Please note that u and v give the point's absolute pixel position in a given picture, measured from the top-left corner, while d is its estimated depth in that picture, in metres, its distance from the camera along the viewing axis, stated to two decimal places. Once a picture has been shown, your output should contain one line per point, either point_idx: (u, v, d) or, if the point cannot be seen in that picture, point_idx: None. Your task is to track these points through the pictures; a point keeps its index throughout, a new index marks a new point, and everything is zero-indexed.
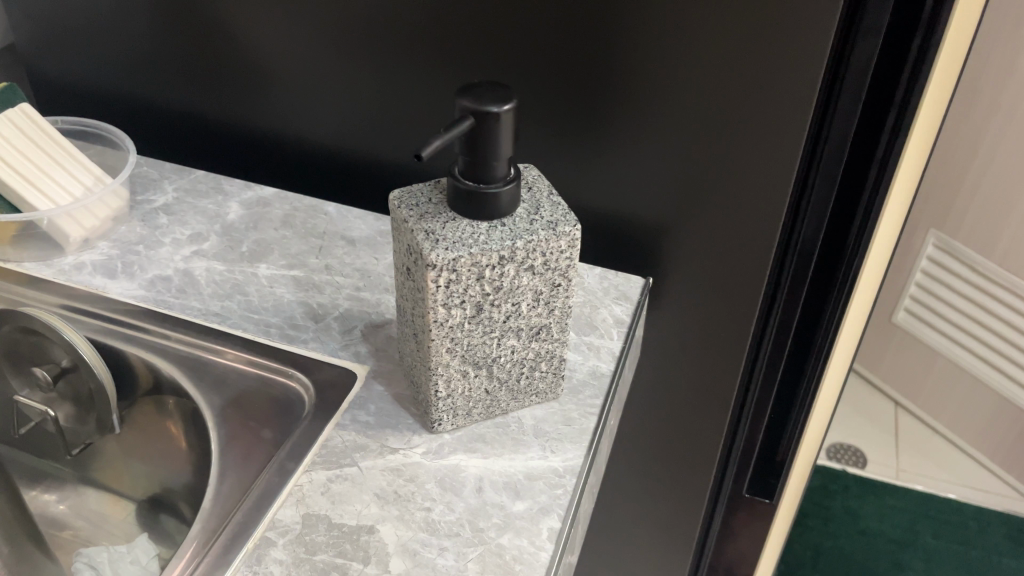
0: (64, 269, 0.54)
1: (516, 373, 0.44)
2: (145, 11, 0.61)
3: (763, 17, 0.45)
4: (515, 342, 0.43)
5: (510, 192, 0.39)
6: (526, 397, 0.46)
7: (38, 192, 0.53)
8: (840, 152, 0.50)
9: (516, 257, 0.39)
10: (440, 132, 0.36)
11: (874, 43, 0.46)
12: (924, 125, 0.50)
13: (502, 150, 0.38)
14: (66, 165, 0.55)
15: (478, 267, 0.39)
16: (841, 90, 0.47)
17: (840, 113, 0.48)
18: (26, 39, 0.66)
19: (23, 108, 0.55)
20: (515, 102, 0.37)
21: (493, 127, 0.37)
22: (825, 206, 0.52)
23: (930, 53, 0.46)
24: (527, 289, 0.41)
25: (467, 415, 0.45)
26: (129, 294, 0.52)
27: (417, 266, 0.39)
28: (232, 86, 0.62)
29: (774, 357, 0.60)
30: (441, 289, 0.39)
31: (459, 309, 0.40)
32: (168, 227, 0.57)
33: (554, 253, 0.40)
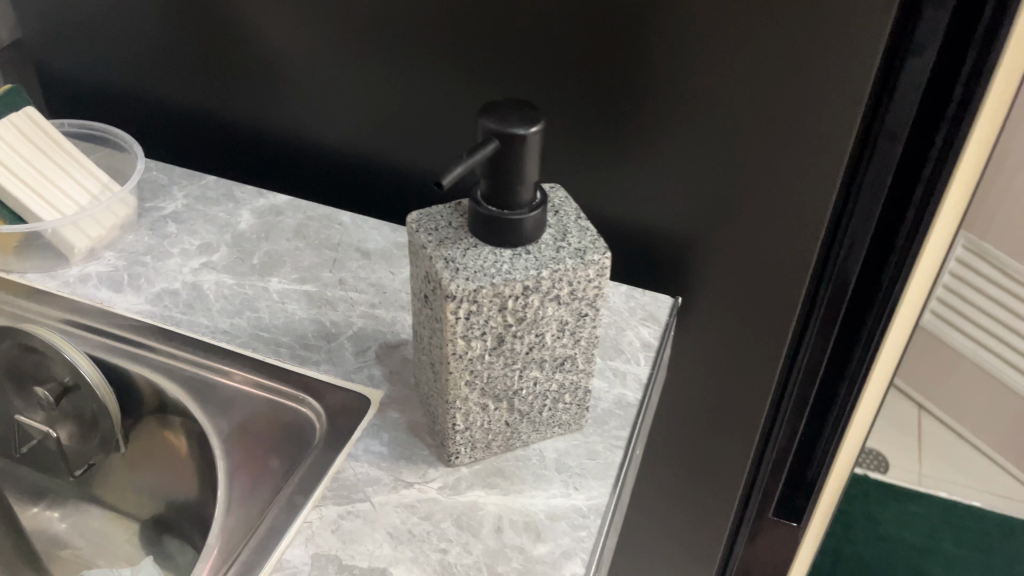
0: (69, 280, 0.52)
1: (538, 404, 0.42)
2: (154, 7, 0.58)
3: (810, 28, 0.42)
4: (539, 373, 0.40)
5: (534, 220, 0.37)
6: (548, 429, 0.43)
7: (42, 201, 0.51)
8: (884, 170, 0.47)
9: (541, 287, 0.36)
10: (461, 158, 0.33)
11: (927, 56, 0.43)
12: (976, 142, 0.47)
13: (527, 174, 0.35)
14: (72, 172, 0.53)
15: (501, 298, 0.36)
16: (888, 105, 0.45)
17: (887, 129, 0.45)
18: (32, 35, 0.64)
19: (28, 113, 0.53)
20: (542, 123, 0.35)
21: (519, 150, 0.34)
22: (867, 226, 0.49)
23: (986, 67, 0.42)
24: (553, 319, 0.38)
25: (485, 448, 0.42)
26: (136, 308, 0.50)
27: (435, 295, 0.37)
28: (246, 87, 0.59)
29: (807, 378, 0.58)
30: (461, 321, 0.36)
31: (480, 340, 0.37)
32: (177, 236, 0.55)
33: (581, 282, 0.37)
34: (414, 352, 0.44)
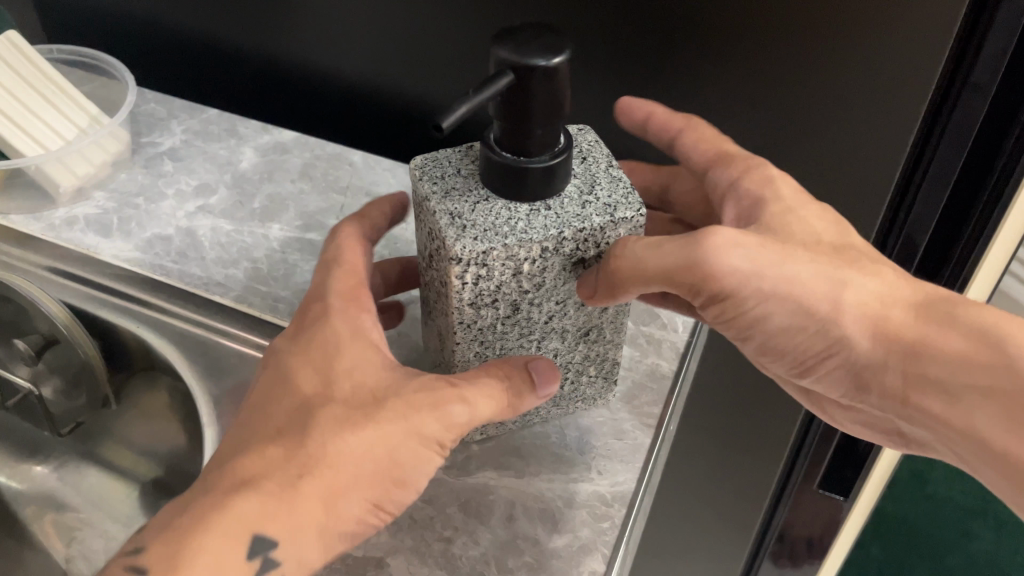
0: (55, 223, 0.47)
1: (560, 379, 0.37)
2: None
3: None
4: (559, 345, 0.35)
5: (556, 169, 0.31)
6: (570, 404, 0.39)
7: (26, 135, 0.47)
8: (964, 131, 0.40)
9: (562, 249, 0.31)
10: (467, 95, 0.27)
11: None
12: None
13: (550, 116, 0.30)
14: (58, 104, 0.49)
15: (515, 261, 0.31)
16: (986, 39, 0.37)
17: (980, 69, 0.37)
18: None
19: (9, 38, 0.48)
20: (568, 53, 0.29)
21: (538, 86, 0.28)
22: (946, 182, 0.42)
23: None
24: (577, 285, 0.33)
25: (498, 425, 0.38)
26: (123, 257, 0.45)
27: (439, 256, 0.32)
28: (246, 12, 0.53)
29: None
30: (469, 287, 0.31)
31: (490, 308, 0.32)
32: (173, 176, 0.51)
33: (610, 243, 0.32)
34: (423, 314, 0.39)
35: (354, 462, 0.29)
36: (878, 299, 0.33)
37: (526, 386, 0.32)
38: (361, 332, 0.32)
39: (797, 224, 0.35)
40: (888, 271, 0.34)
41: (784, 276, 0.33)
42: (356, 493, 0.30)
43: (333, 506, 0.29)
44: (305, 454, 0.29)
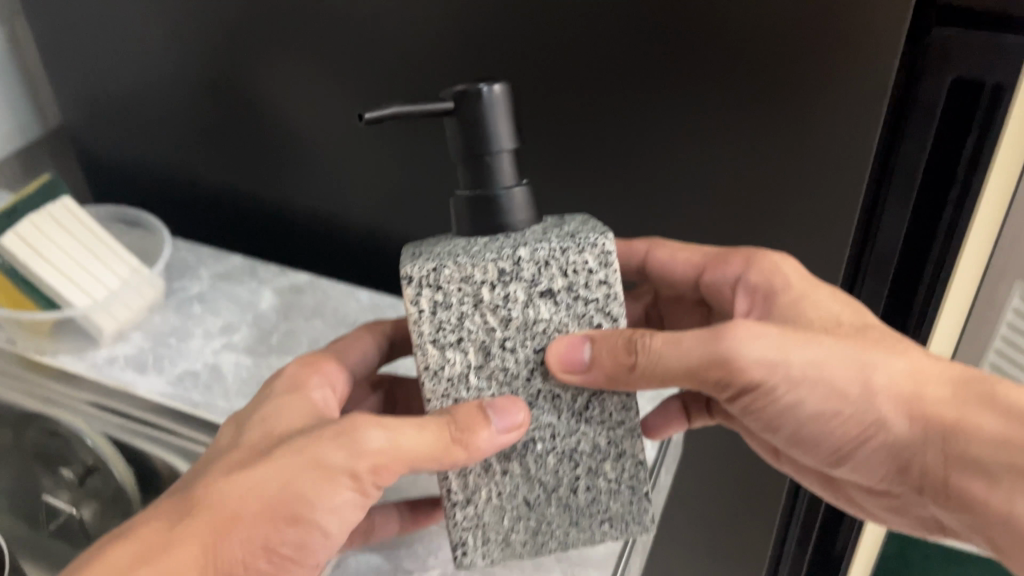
0: (98, 362, 0.54)
1: (566, 474, 0.36)
2: (181, 90, 0.63)
3: (798, 118, 0.43)
4: (554, 419, 0.36)
5: (508, 197, 0.35)
6: (585, 525, 0.36)
7: (75, 286, 0.54)
8: (903, 214, 0.45)
9: (520, 275, 0.33)
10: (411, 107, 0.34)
11: (929, 119, 0.42)
12: (997, 186, 0.45)
13: (496, 145, 0.34)
14: (104, 257, 0.56)
15: (471, 284, 0.33)
16: (894, 166, 0.44)
17: (901, 173, 0.44)
18: (74, 117, 0.69)
19: (66, 203, 0.56)
20: (507, 86, 0.34)
21: (479, 110, 0.33)
22: (886, 273, 0.48)
23: (996, 114, 0.41)
24: (550, 323, 0.34)
25: (504, 543, 0.36)
26: (157, 391, 0.52)
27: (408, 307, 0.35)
28: (267, 172, 0.64)
29: None
30: (427, 316, 0.33)
31: (458, 354, 0.34)
32: (201, 316, 0.57)
33: (572, 268, 0.34)
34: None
35: (243, 491, 0.33)
36: (912, 379, 0.37)
37: (477, 421, 0.32)
38: (298, 387, 0.39)
39: (810, 306, 0.40)
40: (913, 355, 0.37)
41: (809, 361, 0.37)
42: (249, 532, 0.32)
43: (214, 544, 0.32)
44: (196, 498, 0.33)
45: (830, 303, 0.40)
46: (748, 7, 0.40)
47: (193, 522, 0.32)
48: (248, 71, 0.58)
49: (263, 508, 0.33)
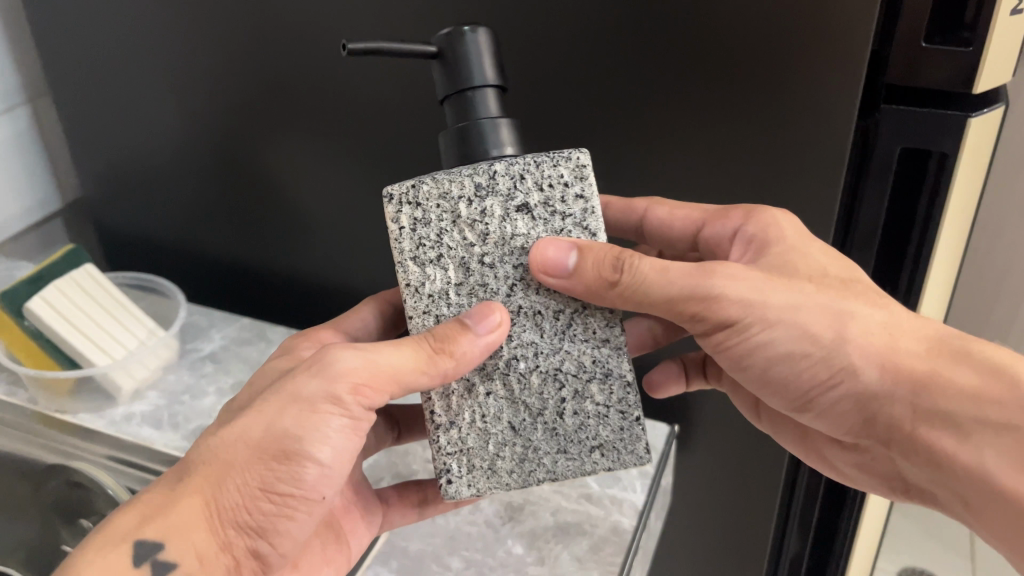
0: (116, 419, 0.57)
1: (550, 397, 0.38)
2: (195, 167, 0.67)
3: (769, 182, 0.47)
4: (536, 337, 0.38)
5: (493, 126, 0.36)
6: (576, 444, 0.38)
7: (96, 347, 0.57)
8: (867, 261, 0.50)
9: (497, 189, 0.36)
10: (400, 47, 0.37)
11: (885, 177, 0.46)
12: (949, 243, 0.49)
13: (479, 77, 0.36)
14: (122, 321, 0.59)
15: (448, 202, 0.37)
16: (857, 224, 0.49)
17: (862, 226, 0.48)
18: (94, 194, 0.74)
19: (88, 269, 0.60)
20: (490, 32, 0.37)
21: (462, 48, 0.36)
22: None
23: (944, 177, 0.45)
24: (528, 239, 0.37)
25: (490, 471, 0.38)
26: (171, 444, 0.54)
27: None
28: (276, 240, 0.68)
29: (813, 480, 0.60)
30: (408, 233, 0.37)
31: (437, 270, 0.37)
32: (213, 375, 0.61)
33: (546, 184, 0.37)
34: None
35: (228, 441, 0.36)
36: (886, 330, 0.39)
37: (454, 329, 0.35)
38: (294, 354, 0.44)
39: (802, 259, 0.40)
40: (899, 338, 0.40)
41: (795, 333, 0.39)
42: (242, 478, 0.36)
43: (212, 495, 0.36)
44: (189, 462, 0.37)
45: (820, 256, 0.41)
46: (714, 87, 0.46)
47: (191, 481, 0.36)
48: (260, 149, 0.63)
49: (251, 451, 0.36)
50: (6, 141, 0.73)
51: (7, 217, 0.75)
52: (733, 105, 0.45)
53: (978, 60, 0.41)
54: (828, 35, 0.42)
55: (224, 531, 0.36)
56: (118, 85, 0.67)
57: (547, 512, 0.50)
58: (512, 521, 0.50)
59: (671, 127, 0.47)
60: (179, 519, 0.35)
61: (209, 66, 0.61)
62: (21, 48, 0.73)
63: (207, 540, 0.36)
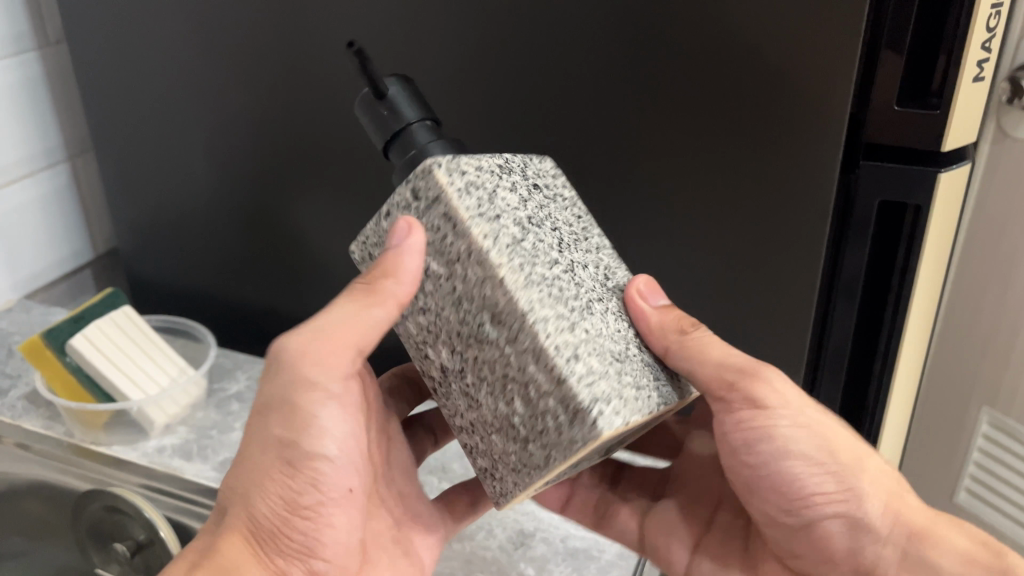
0: (148, 451, 0.60)
1: (621, 334, 0.38)
2: (226, 220, 0.72)
3: (759, 229, 0.52)
4: (594, 287, 0.38)
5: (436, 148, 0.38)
6: (655, 378, 0.38)
7: (131, 383, 0.61)
8: (850, 309, 0.53)
9: (513, 169, 0.38)
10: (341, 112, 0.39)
11: (866, 230, 0.51)
12: (925, 289, 0.53)
13: (411, 115, 0.38)
14: (155, 359, 0.63)
15: (485, 169, 0.37)
16: (840, 275, 0.53)
17: (845, 276, 0.52)
18: (127, 244, 0.79)
19: (126, 310, 0.64)
20: (410, 81, 0.40)
21: (387, 92, 0.39)
22: (840, 362, 0.55)
23: (918, 227, 0.50)
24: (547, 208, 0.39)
25: (625, 399, 0.35)
26: (203, 475, 0.58)
27: (441, 212, 0.36)
28: (299, 288, 0.72)
29: None
30: (465, 193, 0.36)
31: (507, 223, 0.36)
32: (238, 412, 0.64)
33: (542, 174, 0.40)
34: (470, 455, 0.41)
35: (245, 471, 0.42)
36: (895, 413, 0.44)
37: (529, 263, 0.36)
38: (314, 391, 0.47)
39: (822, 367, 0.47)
40: None
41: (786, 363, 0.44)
42: (265, 505, 0.41)
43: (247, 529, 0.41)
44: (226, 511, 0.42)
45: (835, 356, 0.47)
46: (709, 143, 0.51)
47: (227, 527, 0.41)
48: (289, 202, 0.68)
49: (263, 471, 0.41)
50: (48, 196, 0.78)
51: (45, 266, 0.80)
52: (729, 160, 0.50)
53: (945, 121, 0.46)
54: (811, 98, 0.47)
55: (271, 560, 0.42)
56: (156, 144, 0.72)
57: (556, 539, 0.54)
58: (522, 547, 0.53)
59: (674, 181, 0.53)
60: (223, 561, 0.41)
61: (245, 124, 0.67)
62: (67, 110, 0.78)
63: (257, 568, 0.41)
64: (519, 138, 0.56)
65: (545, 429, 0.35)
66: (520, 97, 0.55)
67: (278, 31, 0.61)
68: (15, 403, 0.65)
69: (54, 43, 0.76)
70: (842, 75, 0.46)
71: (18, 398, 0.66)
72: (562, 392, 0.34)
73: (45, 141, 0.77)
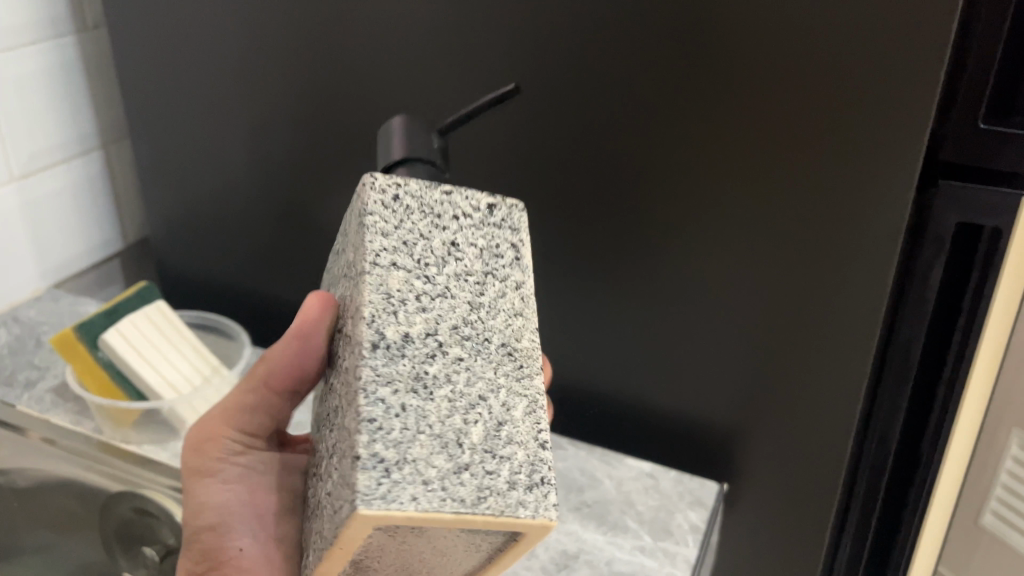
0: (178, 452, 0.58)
1: None
2: (263, 214, 0.70)
3: (825, 249, 0.50)
4: None
5: (403, 140, 0.39)
6: None
7: (163, 380, 0.59)
8: (917, 331, 0.51)
9: None
10: (381, 140, 0.41)
11: (939, 252, 0.48)
12: (998, 319, 0.50)
13: (422, 147, 0.39)
14: (187, 356, 0.61)
15: None
16: (909, 293, 0.50)
17: (916, 295, 0.50)
18: (160, 236, 0.78)
19: (159, 306, 0.62)
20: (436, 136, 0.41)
21: (415, 127, 0.40)
22: (904, 387, 0.53)
23: (998, 252, 0.47)
24: None
25: None
26: None
27: (510, 243, 0.36)
28: None
29: (855, 553, 0.59)
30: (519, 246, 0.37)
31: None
32: None
33: None
34: (363, 416, 0.29)
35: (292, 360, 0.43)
36: None
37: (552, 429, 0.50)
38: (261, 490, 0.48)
39: None
40: None
41: None
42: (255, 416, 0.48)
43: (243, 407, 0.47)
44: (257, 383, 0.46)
45: None
46: (779, 151, 0.49)
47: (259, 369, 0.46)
48: (324, 198, 0.66)
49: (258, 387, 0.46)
50: (81, 183, 0.76)
51: (76, 254, 0.79)
52: (798, 172, 0.49)
53: None
54: (890, 112, 0.45)
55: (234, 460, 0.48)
56: (195, 135, 0.70)
57: (601, 562, 0.55)
58: (565, 569, 0.54)
59: (736, 193, 0.51)
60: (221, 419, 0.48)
61: (285, 121, 0.65)
62: (105, 95, 0.77)
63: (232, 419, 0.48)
64: (576, 139, 0.55)
65: (500, 480, 0.30)
66: (580, 97, 0.53)
67: (322, 23, 0.59)
68: (42, 395, 0.63)
69: (92, 28, 0.74)
70: (926, 87, 0.44)
71: (46, 390, 0.64)
72: (530, 451, 0.31)
73: (80, 129, 0.75)
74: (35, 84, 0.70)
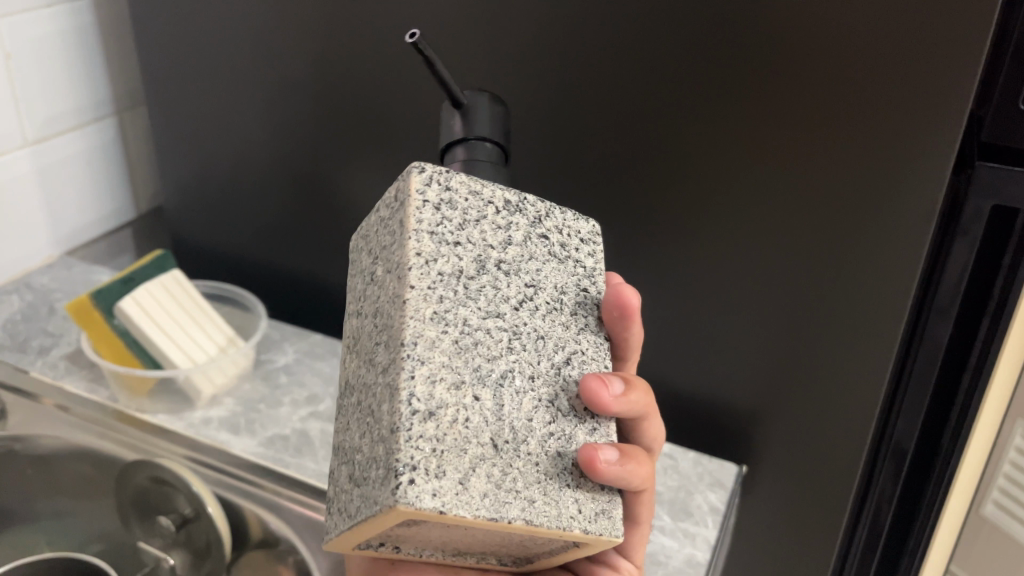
0: (194, 422, 0.60)
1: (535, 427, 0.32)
2: (279, 186, 0.69)
3: (856, 232, 0.49)
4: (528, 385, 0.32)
5: (463, 115, 0.39)
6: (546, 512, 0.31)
7: (179, 349, 0.59)
8: (944, 319, 0.50)
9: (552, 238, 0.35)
10: (450, 116, 0.40)
11: (970, 238, 0.47)
12: None
13: (482, 130, 0.39)
14: (204, 325, 0.61)
15: (495, 228, 0.33)
16: (940, 279, 0.49)
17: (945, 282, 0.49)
18: (175, 206, 0.77)
19: (176, 274, 0.62)
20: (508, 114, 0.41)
21: (479, 105, 0.39)
22: (930, 376, 0.52)
23: None
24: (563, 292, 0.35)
25: (451, 485, 0.29)
26: (248, 449, 0.58)
27: (399, 216, 0.32)
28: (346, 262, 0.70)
29: (871, 541, 0.59)
30: (435, 211, 0.32)
31: (452, 253, 0.32)
32: (287, 387, 0.64)
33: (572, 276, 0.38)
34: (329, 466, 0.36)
35: None
36: None
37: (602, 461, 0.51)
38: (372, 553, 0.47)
39: None
40: None
41: None
42: None
43: None
44: None
45: None
46: (813, 130, 0.48)
47: None
48: (342, 172, 0.66)
49: None
50: (95, 150, 0.76)
51: (89, 222, 0.78)
52: (833, 153, 0.48)
53: None
54: (931, 94, 0.44)
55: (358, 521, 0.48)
56: (213, 104, 0.69)
57: None
58: None
59: (766, 172, 0.50)
60: None
61: (304, 92, 0.64)
62: (120, 61, 0.76)
63: None
64: (603, 115, 0.54)
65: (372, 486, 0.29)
66: (609, 72, 0.52)
67: None
68: (57, 361, 0.65)
69: None
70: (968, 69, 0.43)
71: (60, 356, 0.65)
72: (389, 448, 0.29)
73: (95, 95, 0.74)
74: (50, 49, 0.69)
